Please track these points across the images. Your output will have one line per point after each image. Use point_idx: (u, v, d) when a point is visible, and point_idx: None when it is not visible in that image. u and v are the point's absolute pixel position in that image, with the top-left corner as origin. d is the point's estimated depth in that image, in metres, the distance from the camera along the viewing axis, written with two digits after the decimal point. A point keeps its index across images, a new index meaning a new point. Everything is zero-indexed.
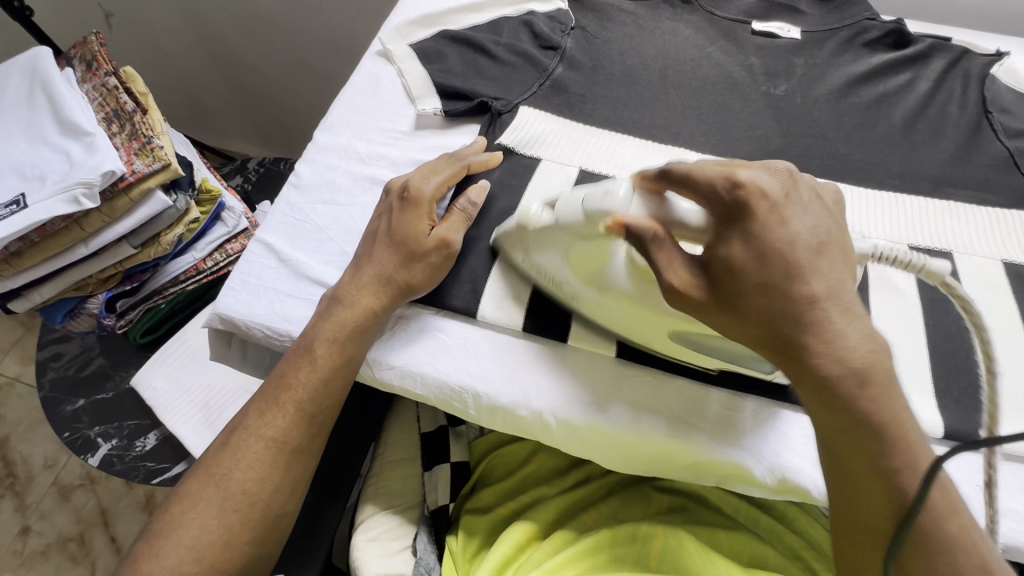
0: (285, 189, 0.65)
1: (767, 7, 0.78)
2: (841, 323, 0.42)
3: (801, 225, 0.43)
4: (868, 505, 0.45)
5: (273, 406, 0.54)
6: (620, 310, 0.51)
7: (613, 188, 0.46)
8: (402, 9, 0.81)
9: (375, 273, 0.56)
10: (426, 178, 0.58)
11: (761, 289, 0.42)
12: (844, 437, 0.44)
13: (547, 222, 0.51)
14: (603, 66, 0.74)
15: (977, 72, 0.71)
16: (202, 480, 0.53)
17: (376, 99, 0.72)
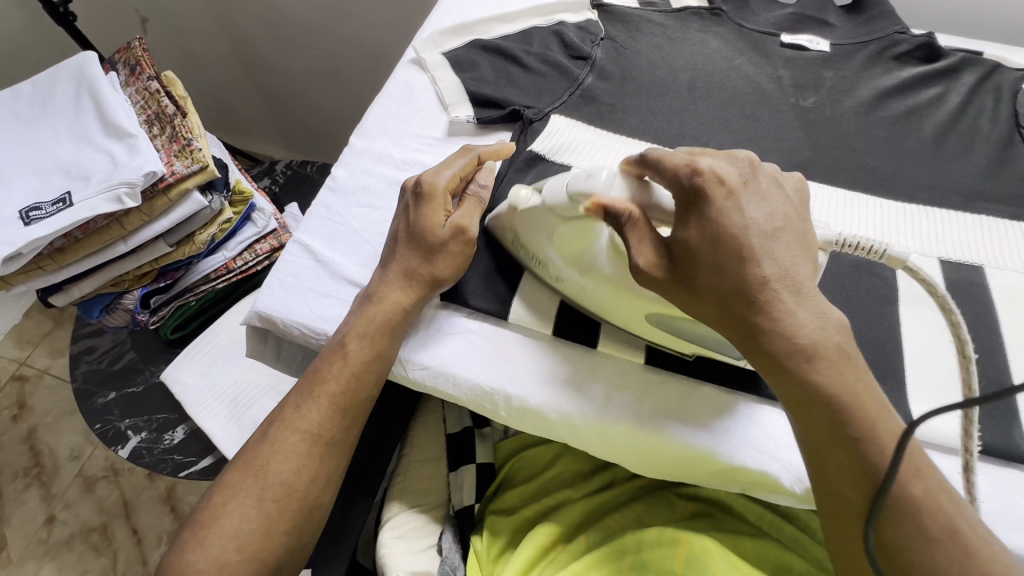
0: (322, 192, 0.67)
1: (796, 20, 0.79)
2: (794, 305, 0.43)
3: (755, 213, 0.45)
4: (839, 479, 0.44)
5: (308, 399, 0.55)
6: (601, 292, 0.54)
7: (597, 171, 0.50)
8: (435, 19, 0.83)
9: (403, 267, 0.57)
10: (436, 174, 0.59)
11: (713, 269, 0.45)
12: (802, 411, 0.44)
13: (535, 204, 0.55)
14: (632, 77, 0.75)
15: (1009, 87, 0.71)
16: (240, 472, 0.55)
17: (410, 106, 0.74)
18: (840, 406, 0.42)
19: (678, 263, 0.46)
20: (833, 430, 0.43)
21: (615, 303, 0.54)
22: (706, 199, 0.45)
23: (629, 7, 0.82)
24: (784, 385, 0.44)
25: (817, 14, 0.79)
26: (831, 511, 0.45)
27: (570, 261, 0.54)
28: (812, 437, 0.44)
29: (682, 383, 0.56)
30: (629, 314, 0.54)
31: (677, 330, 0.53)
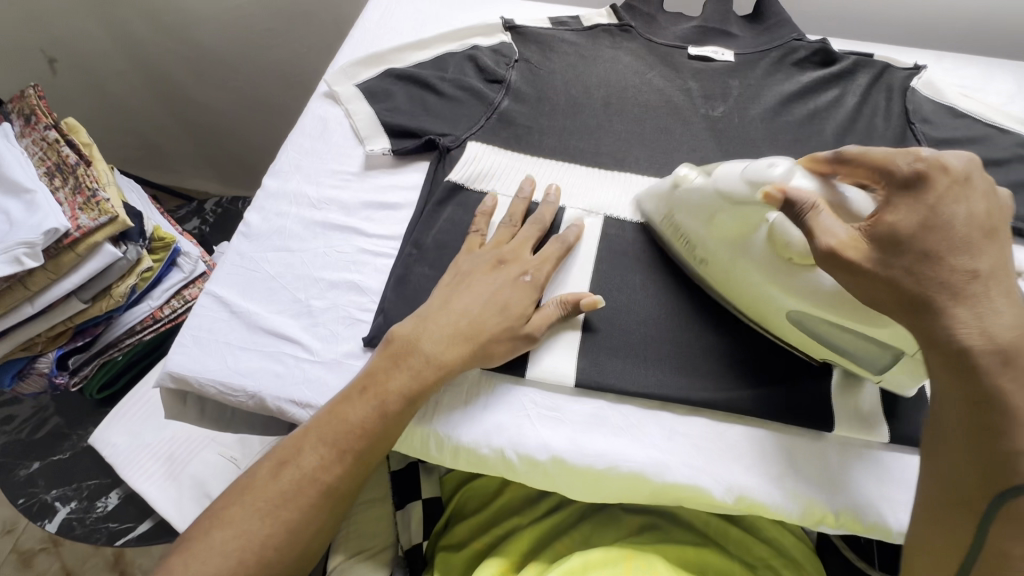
0: (235, 238, 0.65)
1: (701, 32, 0.82)
2: (995, 306, 0.42)
3: (976, 209, 0.44)
4: (968, 492, 0.42)
5: (327, 441, 0.50)
6: (752, 284, 0.53)
7: (776, 163, 0.50)
8: (347, 49, 0.82)
9: (461, 329, 0.53)
10: (539, 268, 0.58)
11: (925, 253, 0.43)
12: (978, 412, 0.41)
13: (701, 186, 0.55)
14: (548, 98, 0.75)
15: (899, 85, 0.75)
16: (239, 506, 0.48)
17: (325, 142, 0.72)
18: (1001, 415, 0.41)
19: (887, 247, 0.44)
20: (989, 435, 0.41)
21: (762, 297, 0.53)
22: (928, 187, 0.44)
23: (541, 27, 0.82)
24: (962, 384, 0.42)
25: (720, 25, 0.82)
26: (938, 519, 0.43)
27: (728, 249, 0.54)
28: (963, 443, 0.42)
29: (608, 401, 0.55)
30: (768, 311, 0.53)
31: (813, 332, 0.51)
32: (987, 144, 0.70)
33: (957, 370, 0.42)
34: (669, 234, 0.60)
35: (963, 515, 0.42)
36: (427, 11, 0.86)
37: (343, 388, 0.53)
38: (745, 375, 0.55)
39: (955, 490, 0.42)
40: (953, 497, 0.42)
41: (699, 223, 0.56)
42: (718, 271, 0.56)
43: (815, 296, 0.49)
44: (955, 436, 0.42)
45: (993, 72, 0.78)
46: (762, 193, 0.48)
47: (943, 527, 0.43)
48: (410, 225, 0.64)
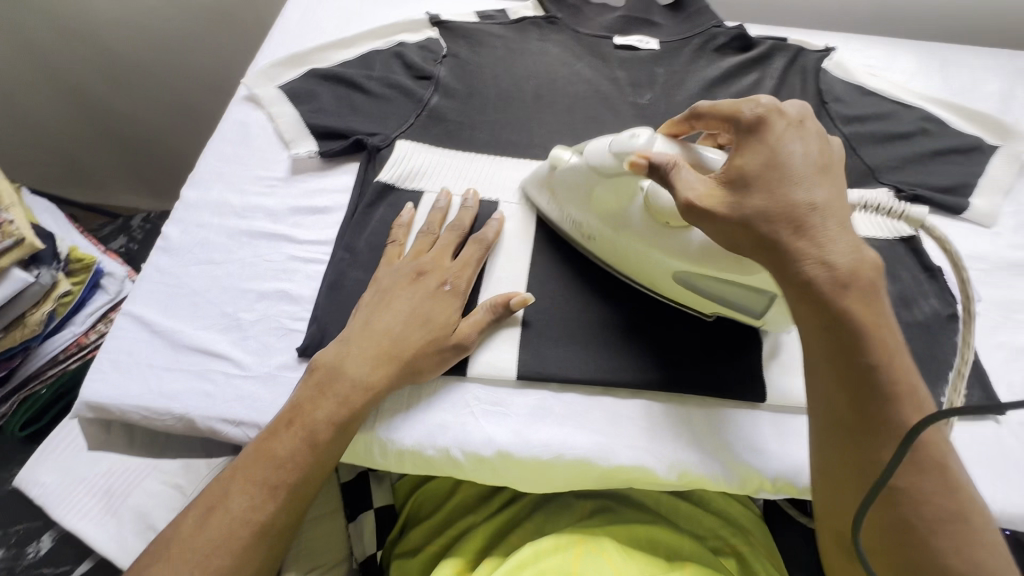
0: (154, 254, 0.61)
1: (626, 22, 0.83)
2: (834, 234, 0.44)
3: (805, 147, 0.47)
4: (846, 417, 0.43)
5: (251, 481, 0.48)
6: (633, 250, 0.55)
7: (639, 134, 0.53)
8: (268, 50, 0.78)
9: (384, 348, 0.52)
10: (457, 276, 0.57)
11: (765, 190, 0.45)
12: (831, 334, 0.43)
13: (575, 165, 0.58)
14: (477, 92, 0.75)
15: (812, 68, 0.79)
16: (166, 560, 0.46)
17: (247, 147, 0.69)
18: (857, 334, 0.42)
19: (734, 189, 0.46)
20: (850, 356, 0.42)
21: (642, 259, 0.54)
22: (766, 134, 0.48)
23: (468, 22, 0.82)
24: (819, 312, 0.43)
25: (643, 15, 0.83)
26: (824, 446, 0.44)
27: (607, 219, 0.56)
28: (833, 370, 0.43)
29: (552, 390, 0.55)
30: (655, 274, 0.55)
31: (693, 286, 0.53)
32: (893, 120, 0.74)
33: (810, 298, 0.43)
34: (552, 215, 0.62)
35: (842, 439, 0.43)
36: (350, 9, 0.84)
37: (269, 423, 0.51)
38: (682, 353, 0.56)
39: (834, 416, 0.44)
40: (835, 425, 0.44)
41: (578, 200, 0.58)
42: (602, 241, 0.57)
43: (693, 252, 0.51)
44: (823, 364, 0.44)
45: (896, 52, 0.83)
46: (630, 163, 0.51)
47: (828, 454, 0.44)
48: (342, 228, 0.62)
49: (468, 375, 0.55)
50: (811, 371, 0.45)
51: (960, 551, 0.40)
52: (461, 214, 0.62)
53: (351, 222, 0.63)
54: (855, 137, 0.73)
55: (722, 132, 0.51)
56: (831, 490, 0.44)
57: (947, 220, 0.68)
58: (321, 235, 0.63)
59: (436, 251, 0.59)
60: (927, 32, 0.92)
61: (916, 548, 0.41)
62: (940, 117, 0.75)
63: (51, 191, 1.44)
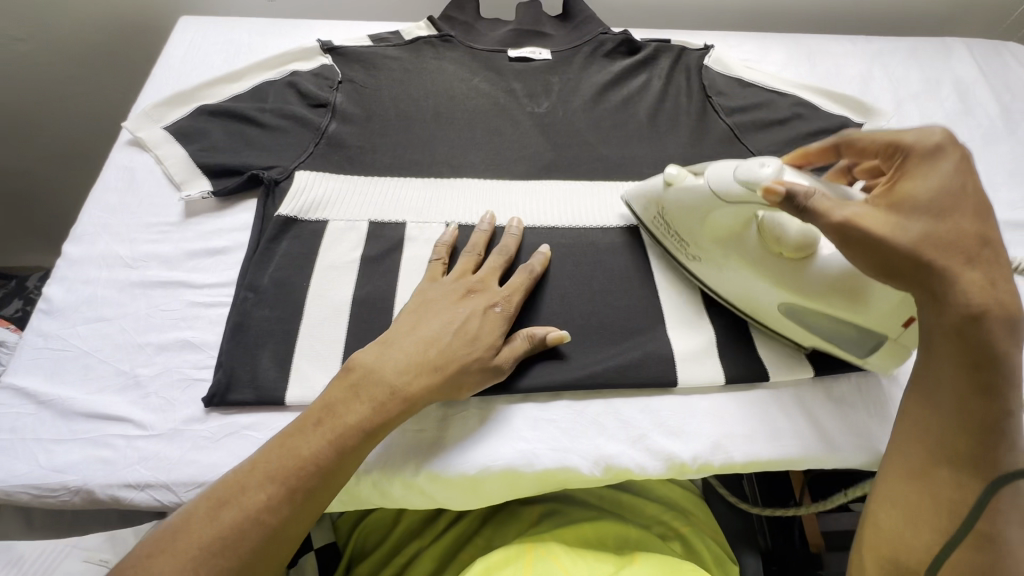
0: (34, 318, 0.57)
1: (518, 35, 0.85)
2: (997, 273, 0.45)
3: (971, 184, 0.46)
4: (970, 453, 0.44)
5: (268, 476, 0.45)
6: (738, 276, 0.57)
7: (768, 164, 0.52)
8: (150, 90, 0.75)
9: (428, 356, 0.51)
10: (507, 299, 0.57)
11: (931, 219, 0.45)
12: (980, 373, 0.43)
13: (697, 186, 0.57)
14: (376, 116, 0.75)
15: (695, 65, 0.84)
16: (167, 554, 0.42)
17: (134, 194, 0.66)
18: (999, 381, 0.43)
19: (899, 211, 0.46)
20: (987, 396, 0.43)
21: (748, 285, 0.57)
22: (936, 163, 0.47)
23: (361, 47, 0.81)
24: (958, 350, 0.44)
25: (534, 27, 0.86)
26: (927, 477, 0.45)
27: (722, 242, 0.57)
28: (971, 408, 0.44)
29: (474, 406, 0.55)
30: (758, 301, 0.57)
31: (796, 318, 0.55)
32: (770, 108, 0.80)
33: (961, 336, 0.44)
34: (657, 228, 0.62)
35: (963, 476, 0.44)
36: (238, 41, 0.82)
37: (295, 421, 0.49)
38: (597, 351, 0.58)
39: (957, 448, 0.44)
40: (953, 457, 0.44)
41: (692, 224, 0.58)
42: (712, 265, 0.59)
43: (803, 284, 0.53)
44: (959, 400, 0.44)
45: (768, 46, 0.90)
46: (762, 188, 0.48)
47: (930, 485, 0.45)
48: (242, 269, 0.60)
49: None
50: (940, 402, 0.45)
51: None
52: (504, 240, 0.62)
53: (249, 268, 0.60)
54: (738, 127, 0.78)
55: (882, 151, 0.50)
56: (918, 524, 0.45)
57: None
58: (220, 278, 0.60)
59: (483, 274, 0.59)
60: (795, 24, 1.00)
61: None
62: (812, 102, 0.81)
63: None
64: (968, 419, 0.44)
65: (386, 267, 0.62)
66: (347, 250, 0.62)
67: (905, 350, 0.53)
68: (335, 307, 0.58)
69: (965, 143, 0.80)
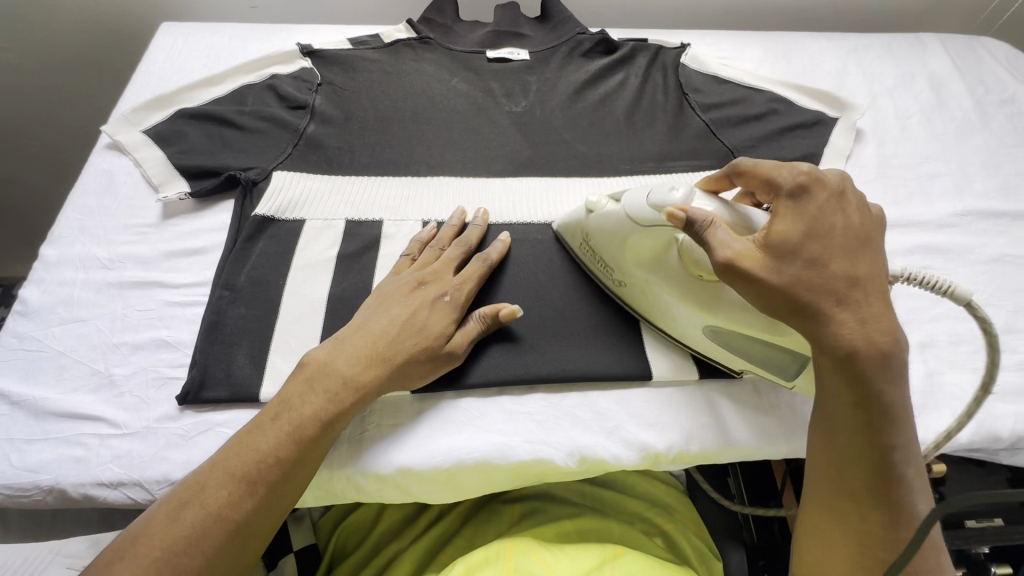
0: (9, 321, 0.57)
1: (497, 36, 0.86)
2: (875, 307, 0.45)
3: (836, 222, 0.47)
4: (855, 477, 0.45)
5: (225, 473, 0.46)
6: (672, 306, 0.55)
7: (679, 188, 0.52)
8: (130, 94, 0.75)
9: (377, 349, 0.52)
10: (459, 288, 0.57)
11: (806, 263, 0.45)
12: (857, 412, 0.44)
13: (613, 211, 0.57)
14: (354, 117, 0.75)
15: (671, 63, 0.85)
16: (132, 559, 0.43)
17: (113, 196, 0.66)
18: (880, 419, 0.44)
19: (780, 256, 0.46)
20: (859, 425, 0.44)
21: (683, 315, 0.54)
22: (809, 199, 0.48)
23: (341, 50, 0.82)
24: (846, 378, 0.44)
25: (513, 28, 0.87)
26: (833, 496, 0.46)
27: (644, 265, 0.55)
28: (840, 438, 0.45)
29: (448, 401, 0.55)
30: (684, 325, 0.55)
31: (722, 341, 0.54)
32: (746, 104, 0.81)
33: (839, 368, 0.44)
34: (578, 248, 0.62)
35: (844, 493, 0.45)
36: (218, 46, 0.82)
37: (255, 417, 0.49)
38: (573, 342, 0.58)
39: (836, 466, 0.46)
40: (836, 477, 0.46)
41: (614, 247, 0.57)
42: (636, 287, 0.57)
43: (734, 311, 0.51)
44: (841, 428, 0.45)
45: (745, 43, 0.91)
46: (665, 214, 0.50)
47: (844, 519, 0.45)
48: (219, 268, 0.60)
49: None
50: (823, 442, 0.46)
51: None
52: (468, 231, 0.63)
53: (225, 267, 0.61)
54: (714, 122, 0.79)
55: (763, 188, 0.51)
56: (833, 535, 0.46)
57: None
58: (196, 277, 0.61)
59: (440, 265, 0.59)
60: (772, 23, 1.01)
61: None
62: (788, 98, 0.82)
63: None
64: (852, 454, 0.45)
65: (363, 265, 0.62)
66: (324, 248, 0.63)
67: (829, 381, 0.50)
68: (311, 305, 0.59)
69: (939, 136, 0.81)
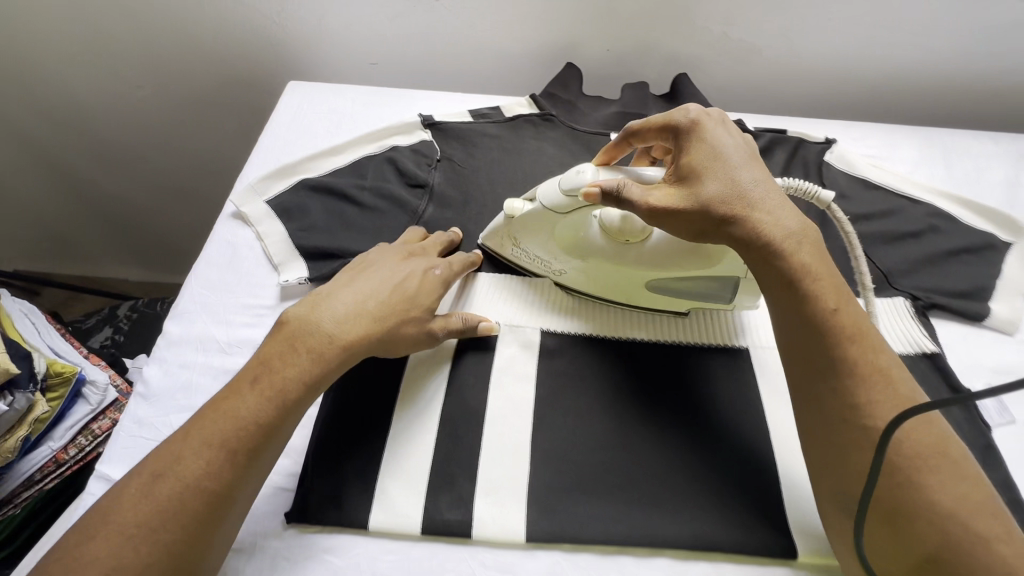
0: (131, 402, 0.57)
1: (623, 117, 0.82)
2: (776, 206, 0.52)
3: (727, 140, 0.55)
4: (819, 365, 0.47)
5: (202, 431, 0.48)
6: (602, 270, 0.63)
7: (583, 169, 0.57)
8: (257, 158, 0.76)
9: (359, 310, 0.54)
10: (446, 267, 0.62)
11: (712, 177, 0.53)
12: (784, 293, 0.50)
13: (531, 211, 0.62)
14: (472, 202, 0.73)
15: (814, 161, 0.77)
16: (105, 534, 0.43)
17: (234, 270, 0.65)
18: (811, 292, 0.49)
19: (688, 180, 0.53)
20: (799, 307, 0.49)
21: (617, 274, 0.62)
22: (700, 132, 0.56)
23: (461, 123, 0.80)
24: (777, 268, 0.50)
25: (640, 109, 0.82)
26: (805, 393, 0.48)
27: (569, 248, 0.64)
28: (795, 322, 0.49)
29: (560, 555, 0.50)
30: (627, 285, 0.63)
31: (670, 291, 0.63)
32: (901, 217, 0.72)
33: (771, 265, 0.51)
34: (507, 253, 0.67)
35: (813, 394, 0.47)
36: (342, 110, 0.82)
37: (229, 383, 0.51)
38: (705, 502, 0.52)
39: (804, 370, 0.48)
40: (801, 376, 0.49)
41: (542, 241, 0.64)
42: (572, 269, 0.64)
43: (668, 251, 0.60)
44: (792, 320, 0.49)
45: (896, 141, 0.82)
46: (585, 194, 0.54)
47: (820, 414, 0.47)
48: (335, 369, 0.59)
49: (472, 539, 0.51)
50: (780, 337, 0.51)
51: (939, 481, 0.42)
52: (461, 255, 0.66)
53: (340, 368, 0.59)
54: (864, 238, 0.70)
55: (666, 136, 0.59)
56: (821, 440, 0.47)
57: (968, 328, 0.65)
58: None
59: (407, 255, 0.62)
60: (922, 113, 0.91)
61: (906, 488, 0.42)
62: (951, 213, 0.73)
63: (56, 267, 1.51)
64: (806, 337, 0.48)
65: (478, 376, 0.59)
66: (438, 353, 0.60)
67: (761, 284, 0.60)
68: (424, 421, 0.56)
69: None
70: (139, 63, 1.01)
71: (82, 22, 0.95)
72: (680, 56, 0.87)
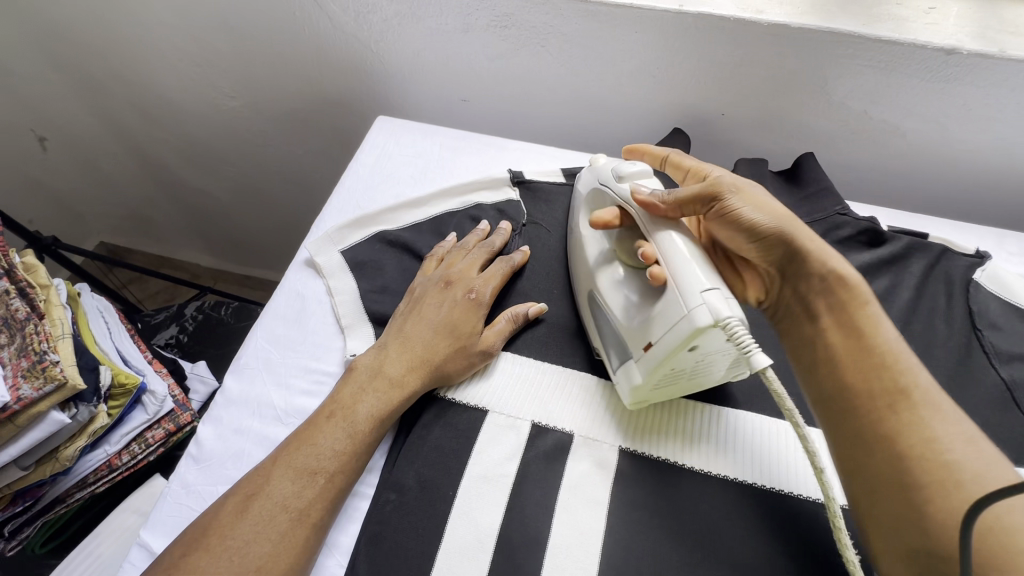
0: (183, 462, 0.56)
1: None
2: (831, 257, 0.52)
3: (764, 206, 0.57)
4: (860, 394, 0.45)
5: (285, 457, 0.49)
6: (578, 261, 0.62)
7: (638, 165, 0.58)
8: (337, 201, 0.73)
9: (417, 354, 0.56)
10: (483, 286, 0.61)
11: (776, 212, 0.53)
12: (848, 324, 0.49)
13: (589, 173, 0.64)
14: (553, 277, 0.66)
15: (959, 277, 0.65)
16: (200, 551, 0.44)
17: (300, 327, 0.63)
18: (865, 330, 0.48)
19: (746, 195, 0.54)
20: (840, 335, 0.49)
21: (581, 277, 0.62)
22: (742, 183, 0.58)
23: (553, 183, 0.74)
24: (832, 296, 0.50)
25: None
26: (839, 420, 0.46)
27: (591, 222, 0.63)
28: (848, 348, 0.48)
29: None
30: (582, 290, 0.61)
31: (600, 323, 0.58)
32: None
33: (800, 299, 0.52)
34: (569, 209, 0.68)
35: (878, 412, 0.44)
36: (428, 154, 0.78)
37: (309, 417, 0.53)
38: None
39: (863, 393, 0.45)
40: (847, 398, 0.46)
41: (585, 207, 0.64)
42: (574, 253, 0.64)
43: (616, 286, 0.56)
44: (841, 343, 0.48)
45: None
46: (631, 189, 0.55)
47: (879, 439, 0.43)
48: (389, 461, 0.55)
49: None
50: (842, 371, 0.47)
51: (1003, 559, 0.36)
52: (498, 268, 0.63)
53: (397, 459, 0.55)
54: (1019, 386, 0.58)
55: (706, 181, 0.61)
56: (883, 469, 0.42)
57: None
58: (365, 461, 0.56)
59: (462, 242, 0.66)
60: None
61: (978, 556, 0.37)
62: None
63: (141, 248, 1.58)
64: (861, 364, 0.46)
65: (545, 491, 0.52)
66: (502, 458, 0.54)
67: (642, 382, 0.51)
68: (479, 536, 0.50)
69: None
70: (233, 76, 1.02)
71: (183, 32, 0.95)
72: (806, 129, 0.77)
